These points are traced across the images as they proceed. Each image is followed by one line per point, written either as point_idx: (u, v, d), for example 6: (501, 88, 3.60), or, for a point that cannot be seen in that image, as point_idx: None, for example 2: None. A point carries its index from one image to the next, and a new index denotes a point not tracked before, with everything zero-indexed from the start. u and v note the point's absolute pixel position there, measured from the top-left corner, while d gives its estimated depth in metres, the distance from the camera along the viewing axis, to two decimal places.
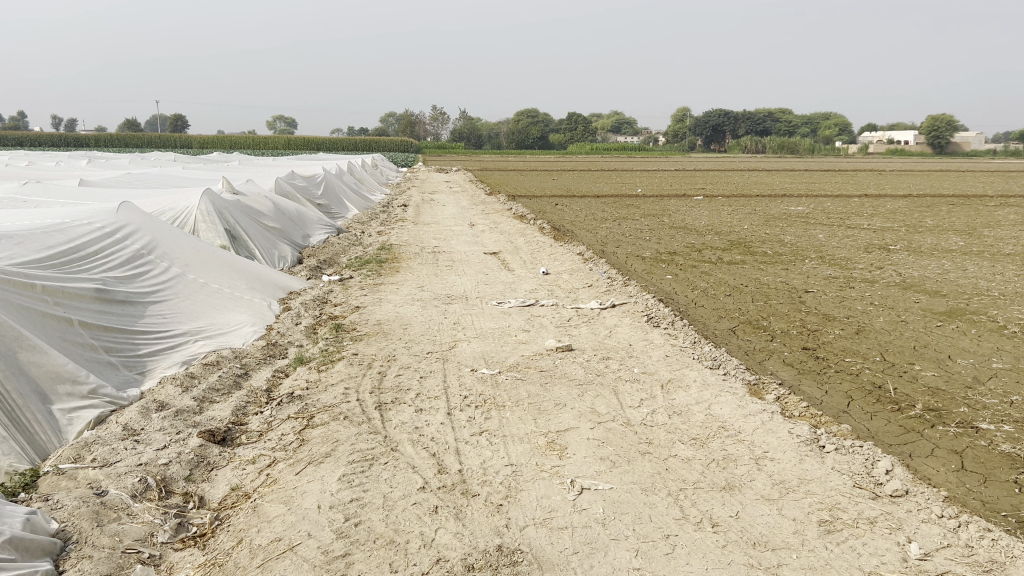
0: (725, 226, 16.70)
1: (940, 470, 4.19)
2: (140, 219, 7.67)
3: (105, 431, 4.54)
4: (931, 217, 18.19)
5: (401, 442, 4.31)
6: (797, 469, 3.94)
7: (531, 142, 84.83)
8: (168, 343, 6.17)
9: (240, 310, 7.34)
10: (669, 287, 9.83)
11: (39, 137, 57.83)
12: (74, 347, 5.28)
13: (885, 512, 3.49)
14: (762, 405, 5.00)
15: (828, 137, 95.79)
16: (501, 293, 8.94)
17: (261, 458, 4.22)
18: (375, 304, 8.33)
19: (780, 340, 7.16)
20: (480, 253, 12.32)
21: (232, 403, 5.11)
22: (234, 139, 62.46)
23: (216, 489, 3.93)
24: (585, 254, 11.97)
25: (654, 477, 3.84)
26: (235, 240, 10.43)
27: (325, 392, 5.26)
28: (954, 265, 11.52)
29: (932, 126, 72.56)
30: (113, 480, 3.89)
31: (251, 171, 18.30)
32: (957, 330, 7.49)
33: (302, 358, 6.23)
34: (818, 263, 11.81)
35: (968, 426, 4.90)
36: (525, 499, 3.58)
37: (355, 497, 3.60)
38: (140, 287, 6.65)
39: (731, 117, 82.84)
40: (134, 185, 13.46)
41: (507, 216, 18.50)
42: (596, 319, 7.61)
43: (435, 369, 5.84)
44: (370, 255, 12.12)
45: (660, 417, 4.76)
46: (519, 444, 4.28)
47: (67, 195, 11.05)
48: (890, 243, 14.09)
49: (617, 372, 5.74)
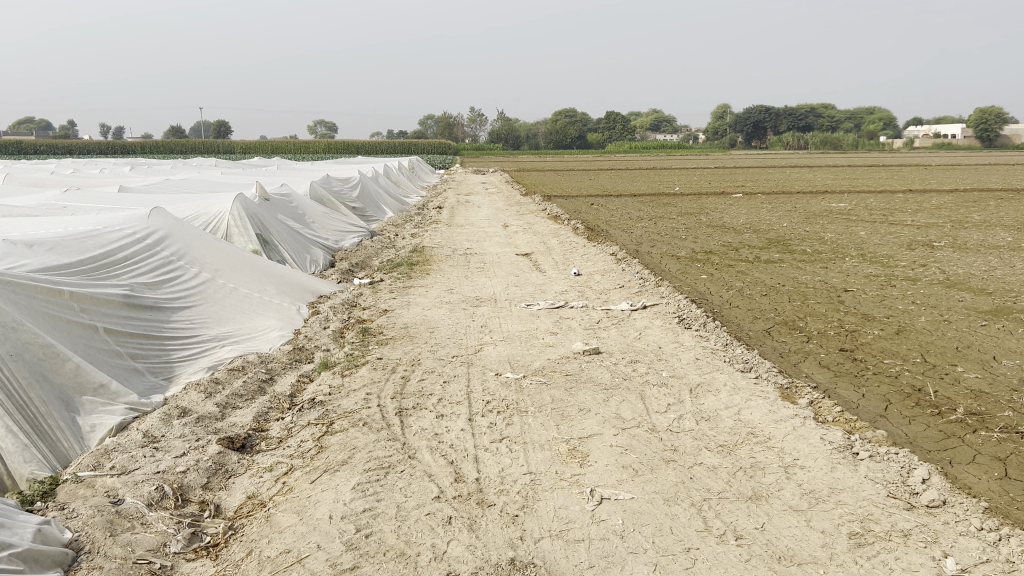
0: (763, 224, 16.40)
1: (981, 479, 3.99)
2: (170, 224, 7.71)
3: (126, 438, 4.53)
4: (977, 212, 17.69)
5: (420, 450, 4.23)
6: (828, 478, 3.78)
7: (569, 142, 84.72)
8: (195, 349, 6.18)
9: (268, 314, 7.34)
10: (703, 288, 9.63)
11: (87, 145, 59.12)
12: (100, 354, 5.30)
13: (920, 524, 3.31)
14: (793, 410, 4.82)
15: (873, 132, 94.08)
16: (531, 296, 8.82)
17: (278, 466, 4.17)
18: (403, 307, 8.28)
19: (816, 341, 6.95)
20: (511, 255, 12.21)
21: (254, 409, 5.09)
22: (275, 144, 63.28)
23: (232, 497, 3.89)
24: (618, 254, 11.83)
25: (677, 486, 3.70)
26: (266, 244, 10.48)
27: (347, 398, 5.21)
28: (1001, 262, 11.14)
29: (979, 118, 71.07)
30: (130, 488, 3.87)
31: (288, 176, 18.45)
32: (1003, 329, 7.22)
33: (327, 363, 6.20)
34: (857, 261, 11.52)
35: (1013, 430, 4.67)
36: (542, 510, 3.48)
37: (367, 507, 3.53)
38: (168, 292, 6.67)
39: (772, 114, 81.82)
40: (171, 191, 13.62)
41: (541, 217, 18.40)
42: (626, 321, 7.48)
43: (459, 373, 5.76)
44: (402, 257, 12.11)
45: (687, 423, 4.61)
46: (538, 451, 4.18)
47: (105, 201, 11.19)
48: (934, 239, 13.71)
49: (645, 376, 5.60)
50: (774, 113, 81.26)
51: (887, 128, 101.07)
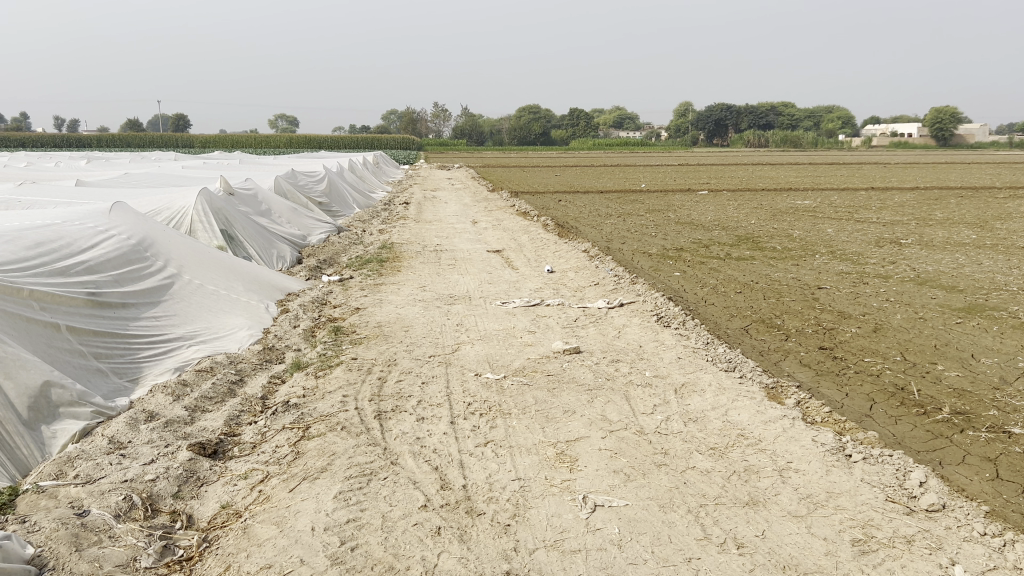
0: (732, 222, 16.26)
1: (975, 481, 3.94)
2: (133, 220, 7.44)
3: (89, 444, 4.30)
4: (940, 210, 17.92)
5: (402, 455, 4.06)
6: (824, 482, 3.69)
7: (533, 138, 84.61)
8: (161, 350, 5.94)
9: (236, 313, 7.10)
10: (678, 285, 9.55)
11: (42, 138, 57.89)
12: (61, 354, 5.05)
13: (923, 530, 3.24)
14: (781, 411, 4.74)
15: (832, 130, 95.47)
16: (505, 293, 8.68)
17: (254, 473, 3.98)
18: (376, 306, 8.08)
19: (795, 340, 6.90)
20: (482, 252, 12.04)
21: (225, 413, 4.87)
22: (234, 138, 62.28)
23: (205, 507, 3.69)
24: (590, 252, 11.74)
25: (672, 492, 3.59)
26: (231, 241, 10.19)
27: (322, 400, 5.01)
28: (969, 259, 11.24)
29: (935, 118, 72.61)
30: (96, 499, 3.65)
31: (252, 171, 18.06)
32: (978, 327, 7.22)
33: (299, 363, 5.99)
34: (828, 258, 11.58)
35: (999, 430, 4.64)
36: (534, 519, 3.34)
37: (351, 518, 3.36)
38: (134, 286, 6.42)
39: (734, 113, 82.62)
40: (130, 185, 13.20)
41: (508, 213, 18.24)
42: (604, 319, 7.37)
43: (438, 374, 5.59)
44: (370, 254, 11.89)
45: (675, 425, 4.50)
46: (526, 456, 4.04)
47: (63, 195, 10.80)
48: (900, 237, 13.83)
49: (628, 376, 5.49)
50: (736, 112, 82.08)
51: (846, 126, 102.57)
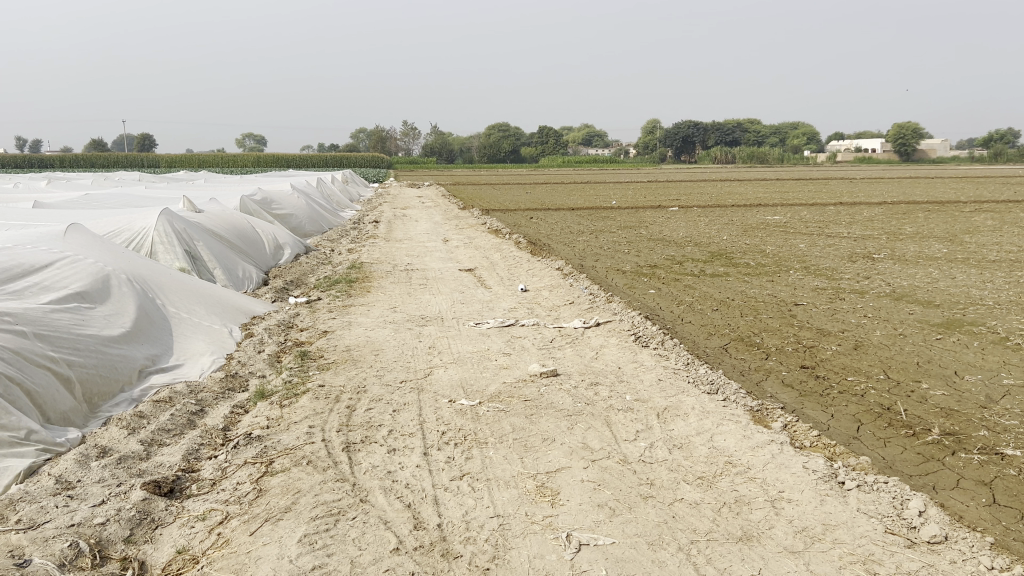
0: (703, 238, 16.19)
1: (972, 506, 3.78)
2: (92, 243, 7.14)
3: (35, 485, 4.01)
4: (909, 225, 17.99)
5: (372, 491, 3.82)
6: (819, 513, 3.50)
7: (503, 155, 84.72)
8: (127, 367, 5.62)
9: (198, 339, 6.79)
10: (654, 303, 9.39)
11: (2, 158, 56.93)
12: (29, 358, 4.75)
13: (927, 565, 3.06)
14: (769, 435, 4.56)
15: (798, 146, 96.80)
16: (478, 313, 8.46)
17: (212, 514, 3.70)
18: (344, 329, 7.79)
19: (775, 358, 6.75)
20: (454, 271, 11.82)
21: (184, 447, 4.57)
22: (202, 158, 61.61)
23: (159, 552, 3.41)
24: (564, 269, 11.57)
25: (661, 527, 3.38)
26: (194, 261, 9.87)
27: (287, 432, 4.74)
28: (941, 273, 11.26)
29: (899, 134, 73.91)
30: (38, 547, 3.35)
31: (219, 190, 17.68)
32: (958, 343, 7.12)
33: (263, 392, 5.70)
34: (802, 274, 11.50)
35: (992, 451, 4.50)
36: (516, 561, 3.11)
37: (317, 565, 3.11)
38: (105, 300, 6.14)
39: (702, 129, 83.38)
40: (90, 207, 12.80)
41: (480, 231, 18.02)
42: (581, 340, 7.17)
43: (409, 401, 5.33)
44: (339, 274, 11.61)
45: (660, 453, 4.30)
46: (505, 489, 3.81)
47: (19, 217, 10.43)
48: (873, 252, 13.81)
49: (608, 400, 5.28)
50: (702, 129, 83.06)
51: (811, 143, 104.01)
